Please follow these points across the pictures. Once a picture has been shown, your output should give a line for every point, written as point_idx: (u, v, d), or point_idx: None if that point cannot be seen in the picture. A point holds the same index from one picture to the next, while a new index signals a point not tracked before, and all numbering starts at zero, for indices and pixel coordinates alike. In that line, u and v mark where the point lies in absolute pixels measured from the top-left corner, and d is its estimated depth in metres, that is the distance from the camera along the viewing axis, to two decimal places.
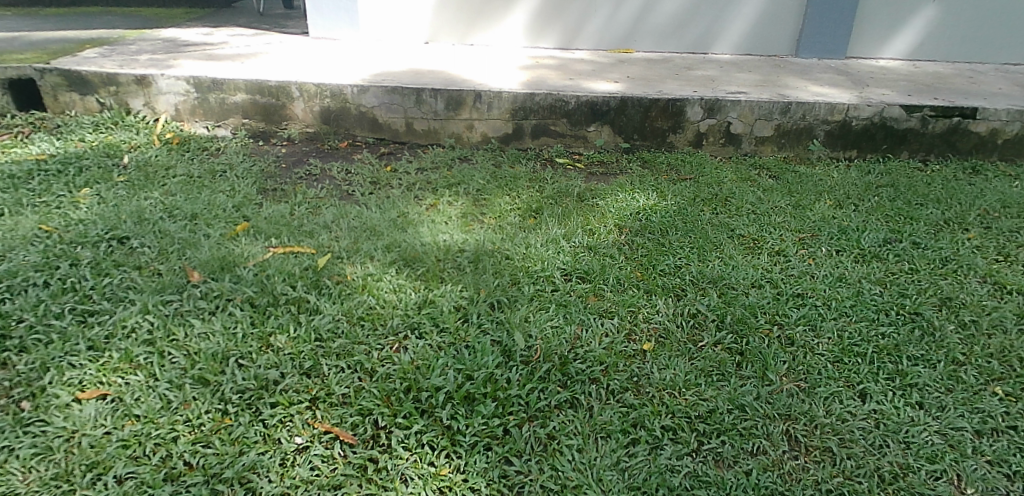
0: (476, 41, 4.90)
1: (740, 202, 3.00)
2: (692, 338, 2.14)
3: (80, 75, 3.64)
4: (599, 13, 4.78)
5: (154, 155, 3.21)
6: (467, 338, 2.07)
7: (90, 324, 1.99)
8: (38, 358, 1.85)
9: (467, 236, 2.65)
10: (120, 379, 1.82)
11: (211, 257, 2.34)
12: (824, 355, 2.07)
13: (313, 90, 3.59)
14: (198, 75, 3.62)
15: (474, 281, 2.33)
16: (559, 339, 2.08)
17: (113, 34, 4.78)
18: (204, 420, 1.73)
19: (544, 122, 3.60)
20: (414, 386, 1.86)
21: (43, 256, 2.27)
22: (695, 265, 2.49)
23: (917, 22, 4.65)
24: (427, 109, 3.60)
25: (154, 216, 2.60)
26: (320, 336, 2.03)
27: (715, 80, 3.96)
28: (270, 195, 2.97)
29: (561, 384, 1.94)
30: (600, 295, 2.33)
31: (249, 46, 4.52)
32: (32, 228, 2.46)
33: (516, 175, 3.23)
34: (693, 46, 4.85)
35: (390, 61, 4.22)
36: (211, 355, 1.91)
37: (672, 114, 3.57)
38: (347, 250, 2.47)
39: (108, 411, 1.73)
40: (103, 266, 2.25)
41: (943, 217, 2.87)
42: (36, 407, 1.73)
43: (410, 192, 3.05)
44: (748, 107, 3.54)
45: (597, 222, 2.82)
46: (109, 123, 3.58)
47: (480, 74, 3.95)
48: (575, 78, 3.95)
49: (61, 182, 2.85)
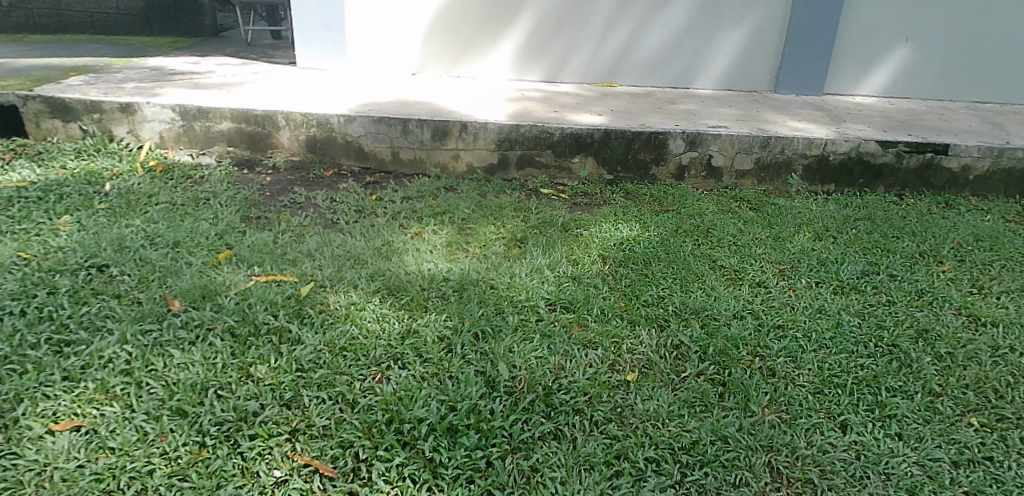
0: (463, 73, 4.97)
1: (721, 234, 3.04)
2: (675, 369, 2.15)
3: (64, 102, 3.62)
4: (584, 48, 4.88)
5: (137, 183, 3.19)
6: (451, 369, 2.06)
7: (66, 354, 1.95)
8: (11, 388, 1.81)
9: (452, 265, 2.66)
10: (95, 411, 1.79)
11: (193, 285, 2.32)
12: (805, 386, 2.08)
13: (300, 120, 3.61)
14: (184, 103, 3.62)
15: (458, 311, 2.33)
16: (543, 369, 2.08)
17: (99, 62, 4.78)
18: (181, 452, 1.70)
19: (529, 153, 3.64)
20: (396, 418, 1.84)
21: (21, 284, 2.24)
22: (678, 295, 2.51)
23: (890, 61, 4.79)
24: (413, 138, 3.62)
25: (136, 243, 2.58)
26: (301, 366, 2.01)
27: (697, 114, 4.04)
28: (254, 223, 2.96)
29: (545, 415, 1.94)
30: (584, 325, 2.34)
31: (235, 76, 4.53)
32: (9, 255, 2.43)
33: (502, 205, 3.26)
34: (675, 81, 4.95)
35: (377, 92, 4.26)
36: (190, 386, 1.88)
37: (654, 146, 3.62)
38: (331, 279, 2.46)
39: (81, 443, 1.69)
40: (82, 294, 2.22)
41: (919, 250, 2.93)
42: (8, 439, 1.69)
43: (395, 221, 3.05)
44: (728, 141, 3.61)
45: (581, 252, 2.84)
46: (91, 150, 3.56)
47: (466, 105, 4.00)
48: (560, 110, 4.01)
49: (41, 209, 2.82)
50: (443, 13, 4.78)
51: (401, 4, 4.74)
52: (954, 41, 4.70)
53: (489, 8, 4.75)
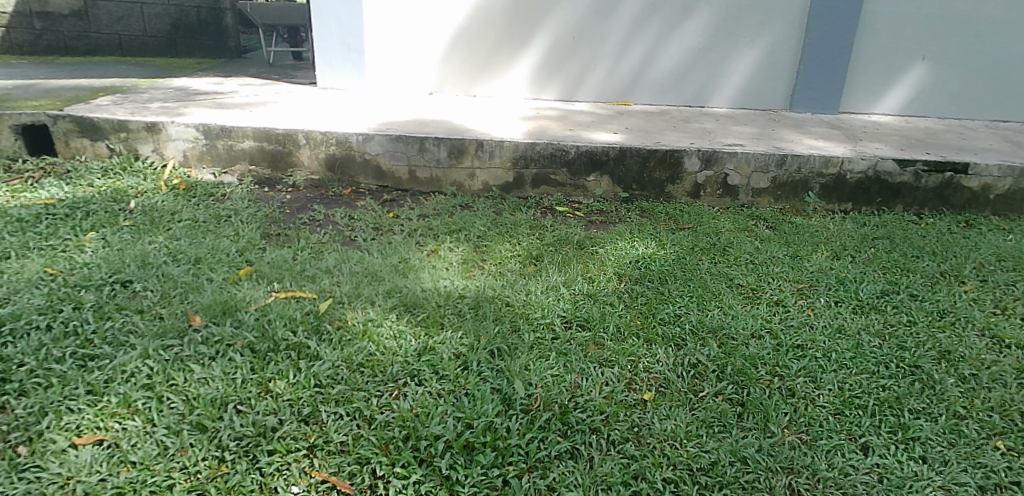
0: (479, 92, 5.03)
1: (738, 252, 3.03)
2: (693, 388, 2.14)
3: (93, 121, 3.70)
4: (599, 67, 4.91)
5: (161, 200, 3.25)
6: (467, 386, 2.06)
7: (90, 369, 1.98)
8: (37, 402, 1.84)
9: (468, 282, 2.68)
10: (117, 425, 1.81)
11: (214, 301, 2.36)
12: (825, 407, 2.06)
13: (320, 138, 3.66)
14: (207, 122, 3.69)
15: (474, 328, 2.34)
16: (560, 387, 2.08)
17: (126, 83, 4.89)
18: (201, 467, 1.72)
19: (544, 171, 3.67)
20: (413, 434, 1.85)
21: (48, 299, 2.28)
22: (695, 314, 2.50)
23: (907, 80, 4.77)
24: (429, 157, 3.66)
25: (159, 259, 2.62)
26: (319, 382, 2.03)
27: (713, 133, 4.04)
28: (273, 240, 3.00)
29: (561, 433, 1.93)
30: (600, 343, 2.33)
31: (258, 96, 4.62)
32: (37, 271, 2.47)
33: (517, 222, 3.28)
34: (690, 100, 4.97)
35: (396, 111, 4.32)
36: (210, 401, 1.90)
37: (669, 165, 3.63)
38: (349, 295, 2.49)
39: (103, 457, 1.71)
40: (107, 309, 2.26)
41: (939, 270, 2.90)
42: (33, 452, 1.72)
43: (412, 238, 3.08)
44: (745, 160, 3.61)
45: (597, 269, 2.84)
46: (117, 168, 3.63)
47: (483, 124, 4.04)
48: (575, 129, 4.04)
49: (68, 226, 2.88)
50: (460, 33, 4.84)
51: (420, 23, 4.81)
52: (971, 60, 4.68)
53: (507, 29, 4.82)
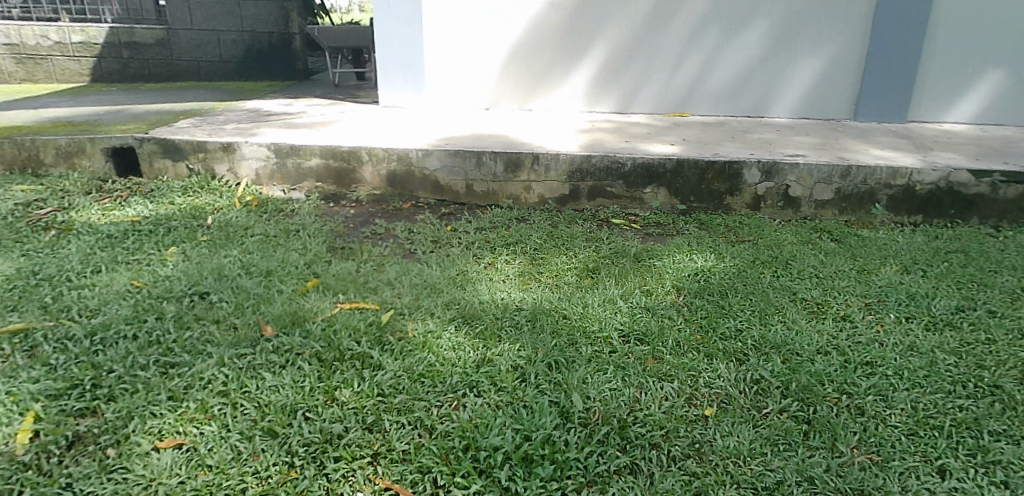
0: (535, 106, 5.08)
1: (801, 265, 2.96)
2: (756, 404, 2.10)
3: (174, 143, 3.92)
4: (655, 78, 4.90)
5: (235, 216, 3.42)
6: (525, 398, 2.09)
7: (171, 375, 2.11)
8: (124, 406, 1.97)
9: (525, 295, 2.71)
10: (195, 429, 1.91)
11: (283, 312, 2.47)
12: (897, 427, 1.99)
13: (381, 155, 3.78)
14: (277, 142, 3.86)
15: (532, 341, 2.37)
16: (618, 401, 2.08)
17: (202, 105, 5.17)
18: (272, 472, 1.79)
19: (600, 184, 3.68)
20: (472, 445, 1.89)
21: (134, 309, 2.44)
22: (757, 329, 2.46)
23: (982, 86, 4.57)
24: (486, 171, 3.73)
25: (233, 272, 2.76)
26: (381, 391, 2.09)
27: (773, 143, 3.97)
28: (338, 253, 3.11)
29: (620, 448, 1.93)
30: (659, 357, 2.32)
31: (323, 115, 4.81)
32: (124, 284, 2.65)
33: (573, 235, 3.30)
34: (749, 110, 4.88)
35: (454, 126, 4.42)
36: (280, 408, 1.99)
37: (728, 176, 3.59)
38: (409, 307, 2.56)
39: (183, 460, 1.81)
40: (186, 319, 2.39)
41: (1020, 285, 2.76)
42: (120, 454, 1.83)
43: (469, 251, 3.14)
44: (807, 171, 3.53)
45: (655, 283, 2.83)
46: (196, 187, 3.83)
47: (539, 138, 4.08)
48: (631, 141, 4.04)
49: (152, 241, 3.06)
50: (516, 49, 4.91)
51: (477, 40, 4.91)
52: None
53: (562, 43, 4.87)
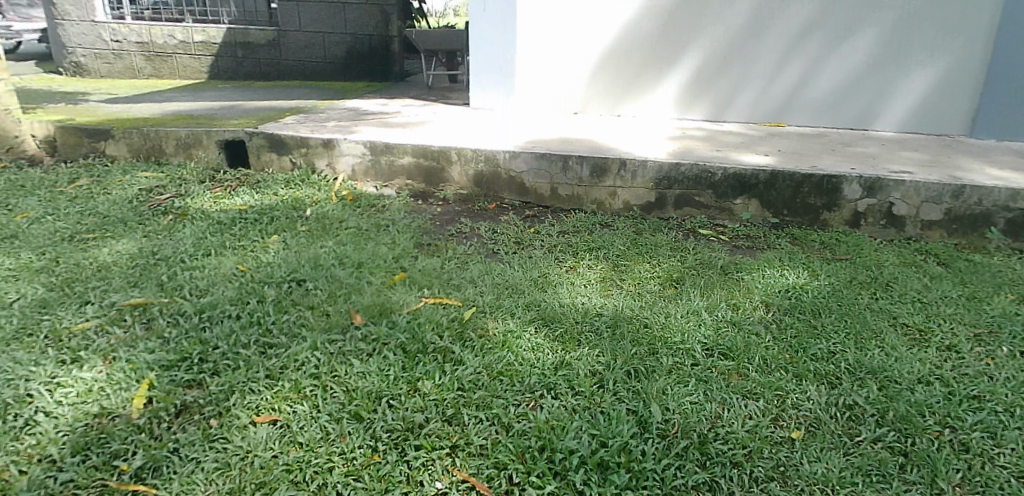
0: (624, 112, 5.04)
1: (902, 288, 2.80)
2: (847, 431, 2.01)
3: (280, 138, 4.16)
4: (751, 87, 4.76)
5: (331, 209, 3.58)
6: (603, 404, 2.08)
7: (269, 355, 2.24)
8: (227, 381, 2.11)
9: (606, 301, 2.70)
10: (289, 407, 2.03)
11: (372, 302, 2.57)
12: (1006, 468, 1.85)
13: (470, 155, 3.86)
14: (373, 140, 4.02)
15: (612, 347, 2.36)
16: (698, 416, 2.04)
17: (305, 103, 5.45)
18: (357, 454, 1.87)
19: (688, 192, 3.61)
20: (548, 446, 1.91)
21: (238, 291, 2.60)
22: (852, 352, 2.35)
23: None
24: (572, 175, 3.74)
25: (327, 262, 2.90)
26: (461, 385, 2.14)
27: (876, 158, 3.77)
28: (425, 249, 3.21)
29: (699, 463, 1.89)
30: (743, 374, 2.26)
31: (417, 115, 4.96)
32: (231, 267, 2.83)
33: (657, 244, 3.26)
34: (851, 122, 4.65)
35: (542, 130, 4.45)
36: (366, 393, 2.08)
37: (826, 190, 3.44)
38: (491, 306, 2.61)
39: (277, 436, 1.92)
40: (284, 304, 2.53)
41: None
42: (221, 425, 1.96)
43: (552, 254, 3.16)
44: (914, 189, 3.33)
45: (742, 297, 2.75)
46: (297, 180, 4.04)
47: (627, 143, 4.05)
48: (723, 150, 3.94)
49: (256, 229, 3.26)
50: (608, 54, 4.90)
51: (569, 44, 4.93)
52: None
53: (656, 49, 4.81)
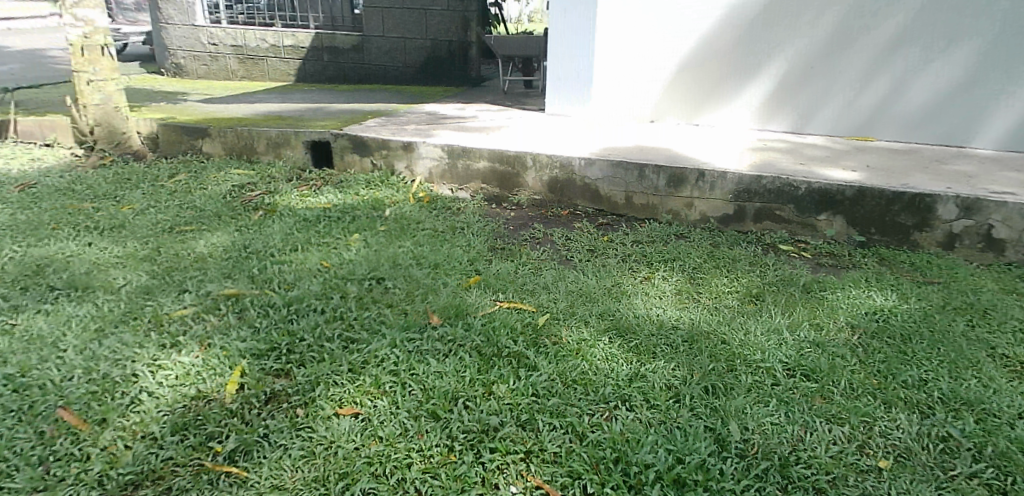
0: (701, 121, 4.94)
1: (1003, 316, 2.63)
2: (941, 464, 1.91)
3: (362, 140, 4.29)
4: (836, 98, 4.58)
5: (409, 210, 3.67)
6: (679, 420, 2.05)
7: (351, 350, 2.31)
8: (313, 372, 2.19)
9: (681, 313, 2.66)
10: (370, 402, 2.08)
11: (448, 303, 2.61)
12: None
13: (545, 161, 3.88)
14: (451, 144, 4.09)
15: (688, 362, 2.32)
16: (779, 437, 1.98)
17: (385, 106, 5.60)
18: (434, 452, 1.91)
19: (768, 206, 3.51)
20: (623, 458, 1.89)
21: (322, 287, 2.70)
22: (946, 381, 2.22)
23: None
24: (648, 184, 3.70)
25: (405, 262, 2.97)
26: (536, 391, 2.15)
27: (975, 177, 3.56)
28: (499, 253, 3.24)
29: (780, 487, 1.83)
30: (828, 397, 2.17)
31: (493, 120, 5.02)
32: (315, 263, 2.94)
33: (736, 258, 3.18)
34: (945, 138, 4.40)
35: (617, 137, 4.42)
36: (443, 393, 2.11)
37: (919, 209, 3.27)
38: (565, 313, 2.61)
39: (358, 428, 1.98)
40: (365, 301, 2.61)
41: None
42: (307, 414, 2.04)
43: (626, 263, 3.13)
44: (1017, 211, 3.13)
45: (826, 317, 2.65)
46: (377, 181, 4.15)
47: (705, 154, 3.98)
48: (807, 163, 3.81)
49: (338, 227, 3.37)
50: (687, 62, 4.82)
51: (647, 52, 4.88)
52: None
53: (738, 58, 4.70)
